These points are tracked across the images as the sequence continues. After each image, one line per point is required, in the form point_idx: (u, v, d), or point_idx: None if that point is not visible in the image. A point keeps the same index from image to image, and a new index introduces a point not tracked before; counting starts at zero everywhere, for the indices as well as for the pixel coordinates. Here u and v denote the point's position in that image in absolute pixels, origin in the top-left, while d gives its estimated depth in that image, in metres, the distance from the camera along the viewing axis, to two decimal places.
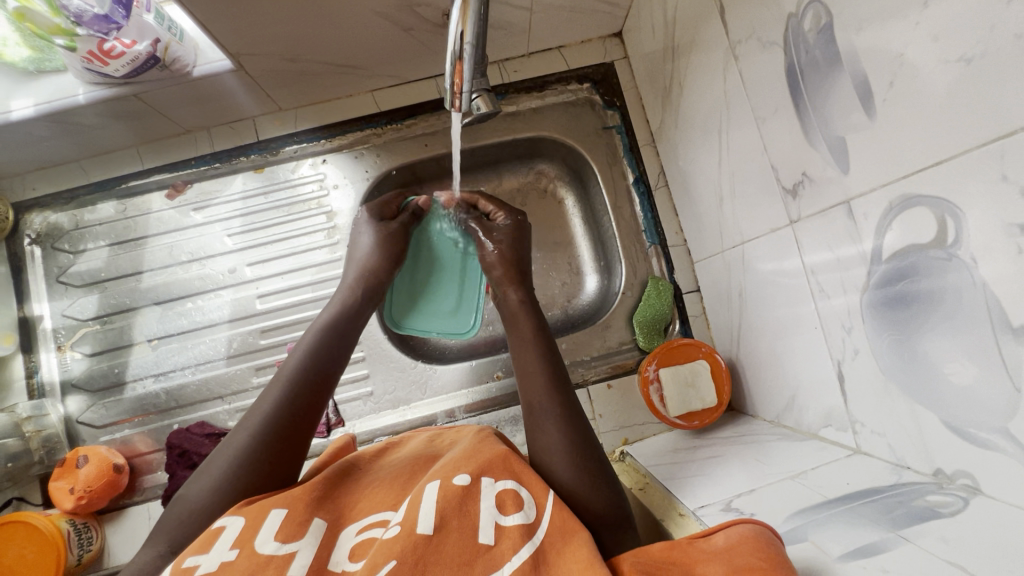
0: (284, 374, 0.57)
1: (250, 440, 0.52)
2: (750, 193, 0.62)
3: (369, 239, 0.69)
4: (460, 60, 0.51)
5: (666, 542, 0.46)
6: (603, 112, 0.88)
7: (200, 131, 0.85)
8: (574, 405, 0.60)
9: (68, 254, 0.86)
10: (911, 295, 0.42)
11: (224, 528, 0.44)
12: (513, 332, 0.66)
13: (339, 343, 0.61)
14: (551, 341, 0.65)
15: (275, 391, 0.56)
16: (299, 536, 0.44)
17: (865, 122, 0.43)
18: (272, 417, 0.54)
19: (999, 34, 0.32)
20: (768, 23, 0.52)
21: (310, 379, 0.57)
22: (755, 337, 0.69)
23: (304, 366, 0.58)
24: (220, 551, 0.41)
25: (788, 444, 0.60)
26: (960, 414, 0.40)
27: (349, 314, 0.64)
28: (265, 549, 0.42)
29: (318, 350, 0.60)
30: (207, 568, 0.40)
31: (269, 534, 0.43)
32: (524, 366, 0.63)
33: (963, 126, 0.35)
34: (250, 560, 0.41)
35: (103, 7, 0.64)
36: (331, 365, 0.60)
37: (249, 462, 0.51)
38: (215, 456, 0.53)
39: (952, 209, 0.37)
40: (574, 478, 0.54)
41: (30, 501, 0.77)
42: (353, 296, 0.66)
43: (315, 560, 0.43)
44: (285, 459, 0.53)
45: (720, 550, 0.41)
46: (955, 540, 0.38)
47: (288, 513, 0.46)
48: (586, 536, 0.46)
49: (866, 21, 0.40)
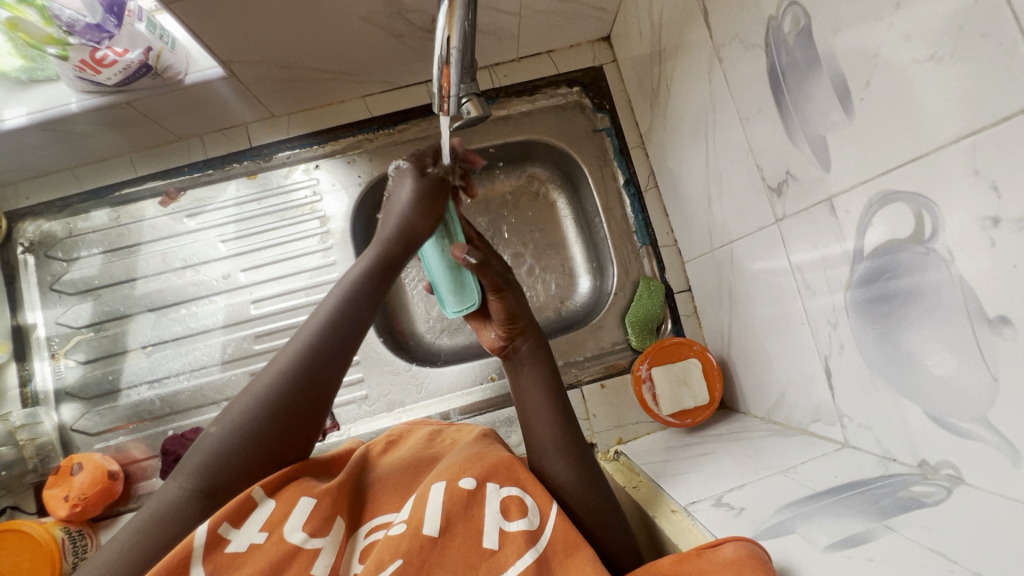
0: (298, 338, 0.54)
1: (252, 405, 0.50)
2: (737, 191, 0.63)
3: (404, 194, 0.63)
4: (447, 64, 0.52)
5: (678, 554, 0.47)
6: (593, 115, 0.89)
7: (194, 137, 0.86)
8: (579, 440, 0.60)
9: (62, 262, 0.86)
10: (892, 292, 0.43)
11: (258, 505, 0.46)
12: (517, 381, 0.64)
13: (366, 306, 0.57)
14: (561, 394, 0.63)
15: (284, 359, 0.53)
16: (326, 531, 0.47)
17: (843, 120, 0.44)
18: (303, 357, 0.52)
19: (966, 34, 0.33)
20: (750, 26, 0.53)
21: (345, 321, 0.55)
22: (745, 334, 0.69)
23: (339, 312, 0.55)
24: (250, 532, 0.44)
25: (778, 440, 0.60)
26: (943, 406, 0.41)
27: (395, 257, 0.61)
28: (292, 539, 0.45)
29: (334, 321, 0.55)
30: (236, 548, 0.43)
31: (299, 523, 0.46)
32: (530, 420, 0.62)
33: (936, 123, 0.36)
34: (276, 547, 0.44)
35: (95, 16, 0.65)
36: (341, 346, 0.54)
37: (276, 392, 0.51)
38: (240, 395, 0.52)
39: (928, 204, 0.38)
40: (575, 488, 0.56)
41: (24, 510, 0.77)
42: (394, 242, 0.61)
43: (336, 561, 0.45)
44: (319, 390, 0.52)
45: (730, 561, 0.41)
46: (938, 529, 0.38)
47: (316, 504, 0.48)
48: (591, 553, 0.46)
49: (843, 23, 0.41)
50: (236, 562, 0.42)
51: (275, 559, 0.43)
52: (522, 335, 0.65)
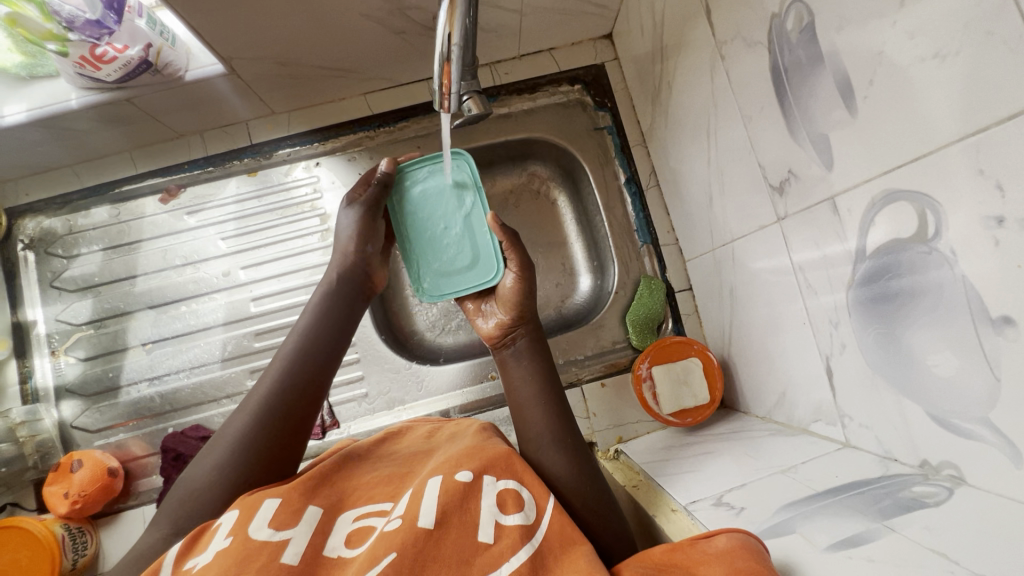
0: (278, 363, 0.57)
1: (247, 423, 0.53)
2: (738, 191, 0.63)
3: (347, 224, 0.66)
4: (448, 61, 0.51)
5: (670, 543, 0.46)
6: (594, 113, 0.89)
7: (194, 135, 0.86)
8: (575, 436, 0.60)
9: (62, 259, 0.86)
10: (893, 290, 0.43)
11: (220, 525, 0.44)
12: (512, 376, 0.64)
13: (341, 328, 0.61)
14: (558, 390, 0.63)
15: (270, 378, 0.56)
16: (293, 523, 0.45)
17: (846, 119, 0.43)
18: (278, 389, 0.55)
19: (972, 32, 0.33)
20: (753, 24, 0.53)
21: (316, 345, 0.59)
22: (746, 334, 0.69)
23: (309, 343, 0.59)
24: (216, 542, 0.42)
25: (778, 439, 0.60)
26: (945, 406, 0.40)
27: (354, 283, 0.65)
28: (259, 536, 0.42)
29: (314, 343, 0.59)
30: (202, 563, 0.41)
31: (264, 521, 0.44)
32: (523, 408, 0.62)
33: (942, 122, 0.36)
34: (243, 545, 0.41)
35: (94, 12, 0.64)
36: (324, 366, 0.58)
37: (267, 411, 0.54)
38: (217, 437, 0.54)
39: (931, 203, 0.38)
40: (571, 483, 0.56)
41: (24, 507, 0.77)
42: (358, 264, 0.65)
43: (310, 547, 0.44)
44: (299, 413, 0.55)
45: (721, 552, 0.41)
46: (939, 529, 0.38)
47: (282, 503, 0.46)
48: (588, 548, 0.46)
49: (847, 21, 0.41)
50: (204, 570, 0.40)
51: (242, 553, 0.41)
52: (523, 326, 0.66)
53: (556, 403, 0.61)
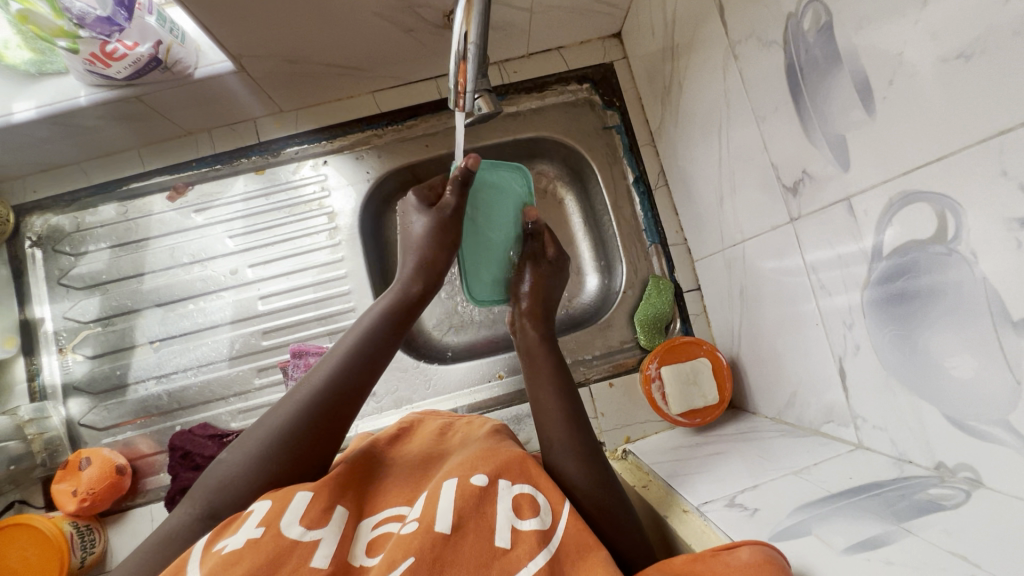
0: (331, 361, 0.56)
1: (293, 414, 0.52)
2: (750, 191, 0.62)
3: (421, 223, 0.63)
4: (464, 61, 0.52)
5: (690, 554, 0.46)
6: (603, 112, 0.89)
7: (202, 132, 0.85)
8: (591, 444, 0.59)
9: (70, 256, 0.86)
10: (911, 290, 0.42)
11: (252, 511, 0.44)
12: (530, 371, 0.66)
13: (392, 336, 0.59)
14: (575, 404, 0.63)
15: (322, 373, 0.55)
16: (323, 523, 0.45)
17: (864, 119, 0.43)
18: (325, 388, 0.54)
19: (996, 32, 0.33)
20: (768, 24, 0.53)
21: (363, 355, 0.57)
22: (756, 334, 0.69)
23: (360, 349, 0.57)
24: (247, 529, 0.42)
25: (788, 441, 0.60)
26: (964, 409, 0.40)
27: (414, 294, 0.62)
28: (291, 533, 0.42)
29: (366, 347, 0.57)
30: (233, 546, 0.41)
31: (296, 517, 0.44)
32: (542, 409, 0.63)
33: (965, 123, 0.36)
34: (274, 541, 0.41)
35: (105, 9, 0.64)
36: (369, 376, 0.57)
37: (314, 407, 0.53)
38: (257, 424, 0.53)
39: (951, 205, 0.38)
40: (589, 494, 0.55)
41: (32, 504, 0.78)
42: (415, 280, 0.62)
43: (339, 551, 0.43)
44: (341, 420, 0.54)
45: (745, 565, 0.40)
46: (957, 532, 0.38)
47: (314, 498, 0.46)
48: (604, 555, 0.46)
49: (867, 20, 0.41)
50: (234, 557, 0.40)
51: (272, 553, 0.41)
52: (534, 320, 0.69)
53: (574, 413, 0.62)
